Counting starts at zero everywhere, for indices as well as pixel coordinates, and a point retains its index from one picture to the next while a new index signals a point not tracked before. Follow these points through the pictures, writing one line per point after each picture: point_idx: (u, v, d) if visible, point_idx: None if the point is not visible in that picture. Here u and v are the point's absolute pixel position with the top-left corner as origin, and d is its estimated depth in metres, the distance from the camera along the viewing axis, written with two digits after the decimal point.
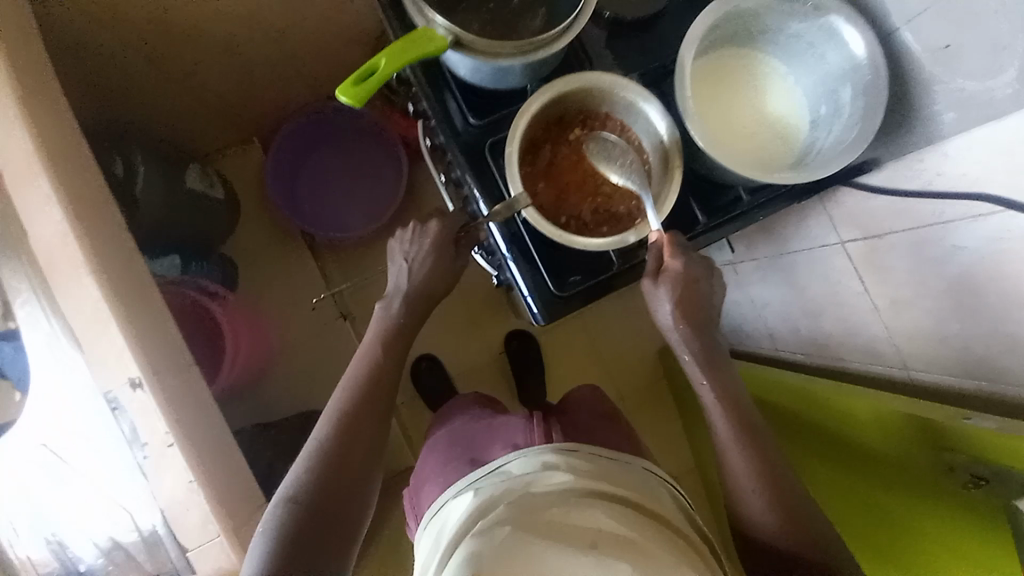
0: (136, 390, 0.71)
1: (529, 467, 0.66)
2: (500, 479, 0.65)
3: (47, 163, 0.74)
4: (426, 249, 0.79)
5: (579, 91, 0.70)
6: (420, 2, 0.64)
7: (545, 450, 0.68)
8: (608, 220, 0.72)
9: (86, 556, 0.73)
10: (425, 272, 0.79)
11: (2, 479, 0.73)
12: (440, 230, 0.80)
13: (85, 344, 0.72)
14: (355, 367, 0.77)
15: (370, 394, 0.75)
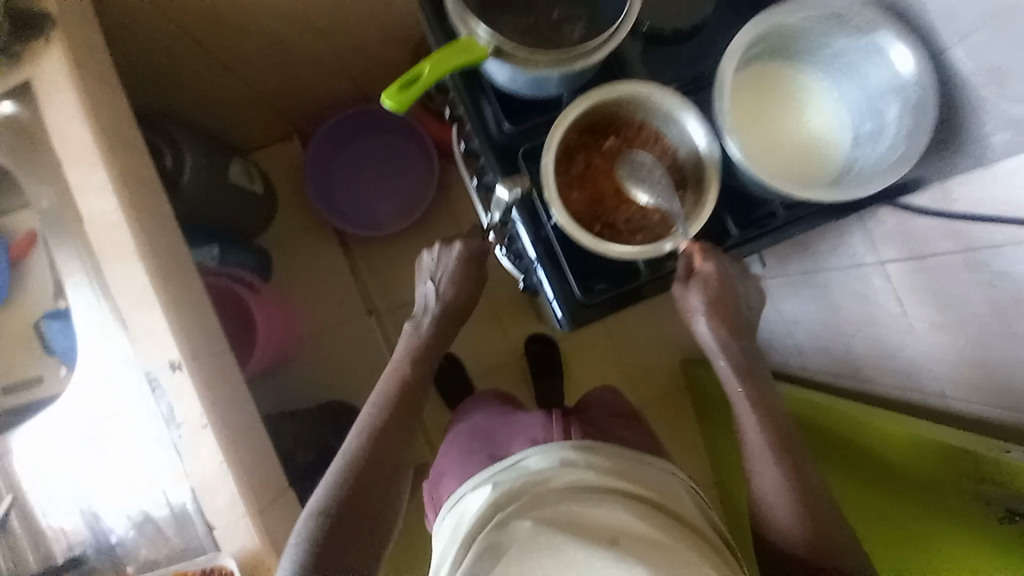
0: (176, 371, 0.74)
1: (548, 462, 0.66)
2: (519, 473, 0.66)
3: (105, 153, 0.78)
4: (454, 269, 0.81)
5: (616, 101, 0.71)
6: (463, 9, 0.65)
7: (565, 446, 0.69)
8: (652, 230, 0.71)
9: (121, 529, 0.77)
10: (447, 291, 0.80)
11: (51, 448, 0.78)
12: (465, 251, 0.81)
13: (132, 326, 0.76)
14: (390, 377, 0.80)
15: (400, 403, 0.78)
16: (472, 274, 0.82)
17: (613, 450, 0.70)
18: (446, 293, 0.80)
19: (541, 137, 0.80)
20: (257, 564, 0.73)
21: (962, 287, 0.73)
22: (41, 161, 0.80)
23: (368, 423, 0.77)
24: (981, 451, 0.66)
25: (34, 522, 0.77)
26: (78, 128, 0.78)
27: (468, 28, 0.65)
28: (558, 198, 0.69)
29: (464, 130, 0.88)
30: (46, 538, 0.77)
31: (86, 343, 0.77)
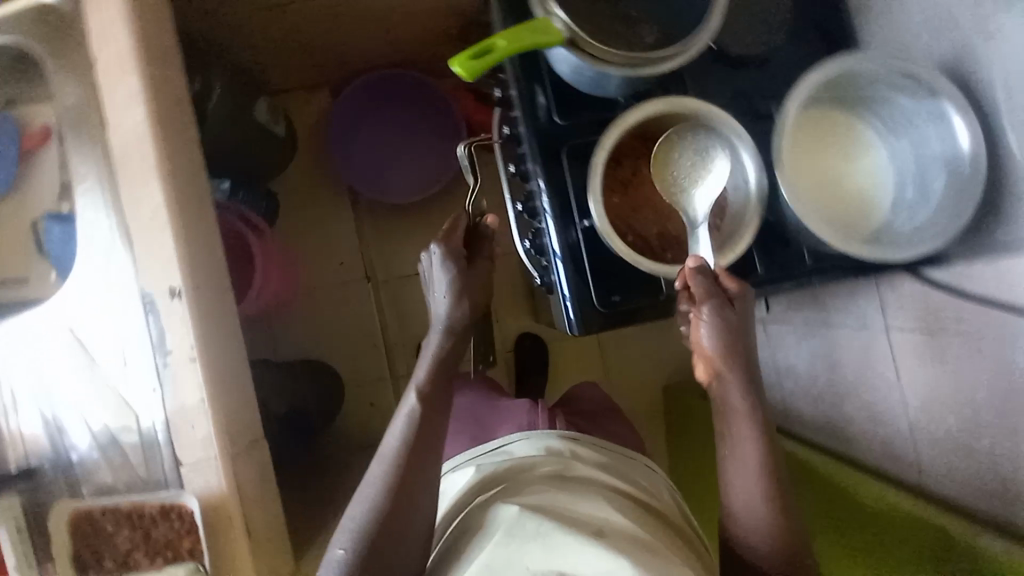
0: (174, 299, 0.72)
1: (533, 449, 0.71)
2: (503, 457, 0.71)
3: (142, 61, 0.75)
4: (470, 291, 0.75)
5: (674, 115, 0.70)
6: None
7: (551, 436, 0.73)
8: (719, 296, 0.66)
9: (85, 446, 0.73)
10: (460, 319, 0.75)
11: (30, 350, 0.76)
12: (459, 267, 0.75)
13: (137, 243, 0.73)
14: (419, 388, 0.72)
15: (425, 414, 0.71)
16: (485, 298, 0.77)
17: (599, 444, 0.75)
18: (462, 318, 0.75)
19: (588, 137, 0.78)
20: (218, 509, 0.69)
21: (964, 363, 0.75)
22: (79, 62, 0.78)
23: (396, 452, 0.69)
24: (964, 536, 0.69)
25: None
26: (117, 31, 0.75)
27: (544, 9, 0.64)
28: (599, 202, 0.68)
29: (512, 115, 0.86)
30: (7, 438, 0.75)
31: (90, 251, 0.75)
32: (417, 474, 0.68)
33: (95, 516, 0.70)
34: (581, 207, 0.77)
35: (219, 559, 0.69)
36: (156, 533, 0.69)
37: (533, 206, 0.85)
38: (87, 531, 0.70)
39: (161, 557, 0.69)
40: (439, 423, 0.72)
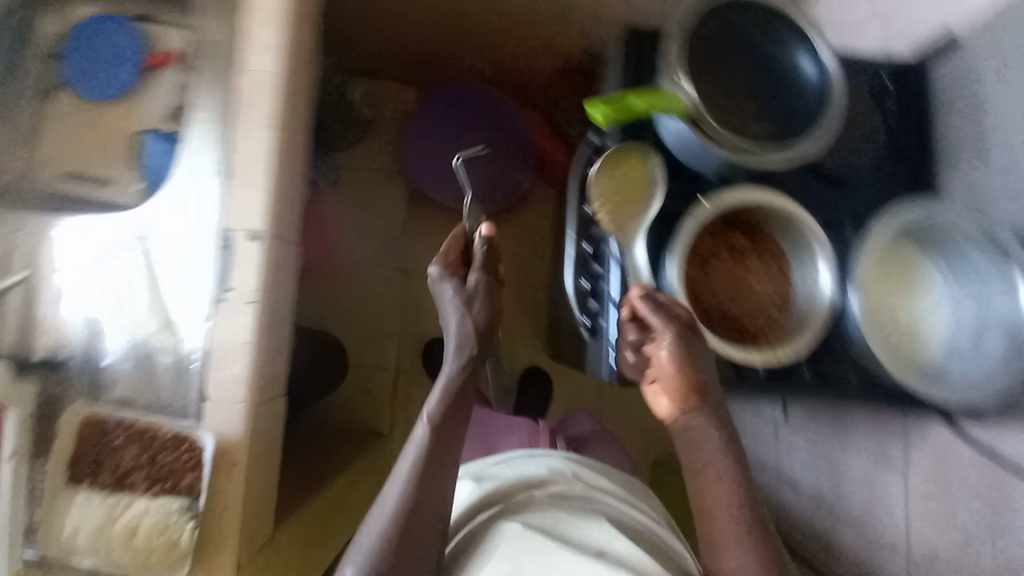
0: (247, 241, 0.74)
1: (534, 466, 0.79)
2: (505, 474, 0.78)
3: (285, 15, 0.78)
4: (479, 313, 0.74)
5: (764, 209, 0.72)
6: (676, 62, 0.67)
7: (550, 456, 0.81)
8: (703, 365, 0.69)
9: (118, 353, 0.73)
10: (468, 342, 0.74)
11: (92, 246, 0.77)
12: (480, 288, 0.75)
13: (232, 180, 0.75)
14: (438, 408, 0.73)
15: (438, 426, 0.72)
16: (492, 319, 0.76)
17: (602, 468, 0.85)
18: (473, 340, 0.74)
19: None
20: (229, 451, 0.69)
21: (967, 512, 0.78)
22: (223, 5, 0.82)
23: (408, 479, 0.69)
24: None
25: (37, 305, 0.75)
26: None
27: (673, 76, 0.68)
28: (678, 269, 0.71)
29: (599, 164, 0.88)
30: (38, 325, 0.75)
31: (183, 173, 0.78)
32: (437, 477, 0.71)
33: (106, 428, 0.69)
34: None
35: (214, 501, 0.68)
36: (162, 461, 0.67)
37: (600, 255, 0.86)
38: (93, 440, 0.68)
39: (160, 485, 0.67)
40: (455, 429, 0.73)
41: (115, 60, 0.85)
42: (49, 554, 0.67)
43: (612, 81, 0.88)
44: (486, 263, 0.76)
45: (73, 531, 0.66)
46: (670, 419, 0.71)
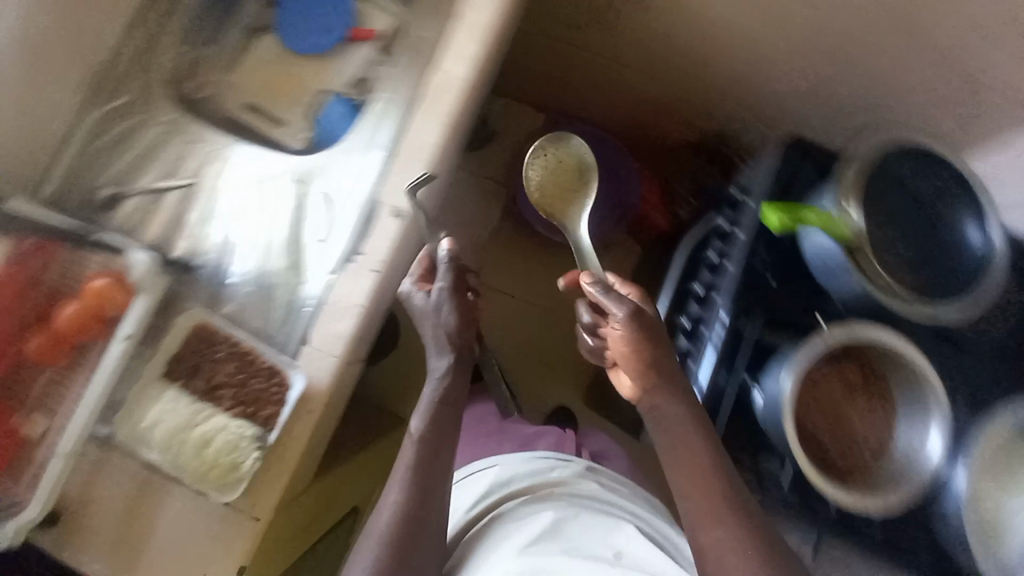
0: (391, 217, 0.77)
1: (551, 471, 0.91)
2: (524, 477, 0.90)
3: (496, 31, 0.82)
4: (448, 317, 0.87)
5: (895, 356, 0.71)
6: (847, 189, 0.70)
7: (566, 464, 0.93)
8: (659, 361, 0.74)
9: (247, 271, 0.78)
10: (442, 348, 0.89)
11: (249, 172, 0.82)
12: (456, 299, 0.87)
13: (396, 159, 0.79)
14: (425, 417, 0.86)
15: (430, 431, 0.84)
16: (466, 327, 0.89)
17: (615, 479, 0.95)
18: (446, 344, 0.88)
19: (791, 307, 0.81)
20: (314, 399, 0.72)
21: None
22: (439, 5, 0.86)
23: (413, 463, 0.81)
24: None
25: (185, 208, 0.80)
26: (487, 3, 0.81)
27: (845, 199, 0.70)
28: (791, 383, 0.70)
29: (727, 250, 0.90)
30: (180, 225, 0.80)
31: (356, 141, 0.84)
32: (433, 474, 0.81)
33: (215, 338, 0.72)
34: (747, 359, 0.80)
35: (282, 440, 0.71)
36: (252, 385, 0.71)
37: (703, 334, 0.87)
38: (199, 345, 0.72)
39: (243, 407, 0.70)
40: (441, 434, 0.84)
41: (325, 24, 0.91)
42: (120, 436, 0.69)
43: (762, 173, 0.88)
44: (450, 278, 0.86)
45: (153, 421, 0.68)
46: (634, 399, 0.79)
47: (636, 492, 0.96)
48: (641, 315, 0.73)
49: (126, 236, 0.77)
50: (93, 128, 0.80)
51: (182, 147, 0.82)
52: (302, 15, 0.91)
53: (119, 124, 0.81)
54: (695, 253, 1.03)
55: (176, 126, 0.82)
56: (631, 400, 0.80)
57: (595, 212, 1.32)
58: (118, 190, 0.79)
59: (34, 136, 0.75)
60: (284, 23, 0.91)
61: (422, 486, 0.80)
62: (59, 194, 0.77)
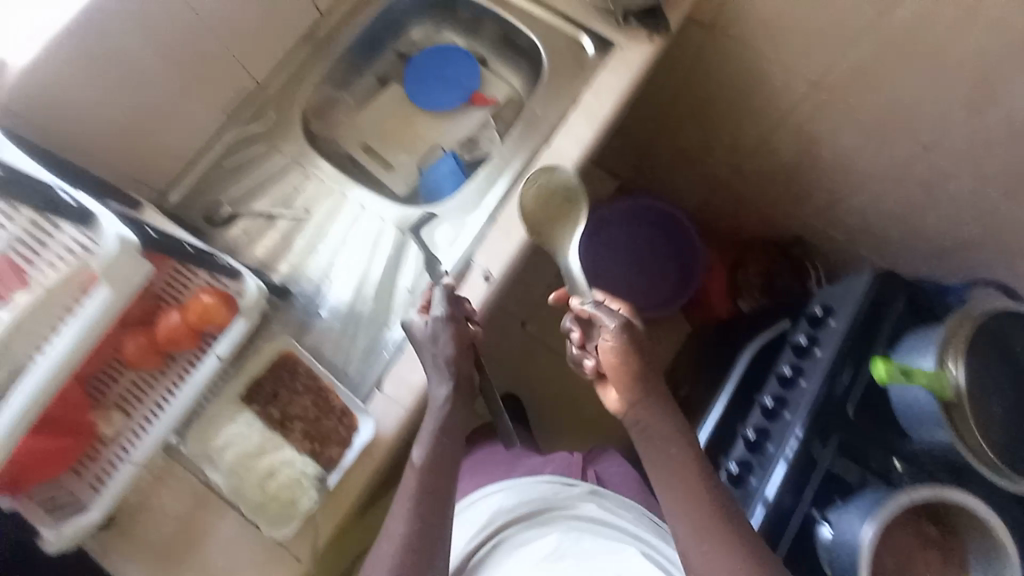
0: (483, 279, 0.79)
1: (553, 491, 0.87)
2: (528, 500, 0.85)
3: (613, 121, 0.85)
4: (446, 346, 0.70)
5: (977, 527, 0.70)
6: (952, 348, 0.70)
7: (570, 485, 0.89)
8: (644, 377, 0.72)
9: (341, 307, 0.81)
10: (441, 376, 0.70)
11: (353, 210, 0.85)
12: (458, 332, 0.71)
13: (497, 222, 0.81)
14: (426, 448, 0.69)
15: (434, 467, 0.69)
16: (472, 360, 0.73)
17: (620, 498, 0.90)
18: (445, 373, 0.70)
19: (866, 444, 0.80)
20: (377, 447, 0.71)
21: None
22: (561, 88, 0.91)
23: (415, 488, 0.68)
24: None
25: (292, 234, 0.84)
26: (609, 96, 0.86)
27: (948, 356, 0.70)
28: (874, 534, 0.68)
29: (803, 368, 0.88)
30: (283, 249, 0.83)
31: (461, 200, 0.86)
32: (441, 518, 0.67)
33: (297, 369, 0.74)
34: (816, 487, 0.79)
35: (340, 484, 0.70)
36: (324, 423, 0.71)
37: (769, 450, 0.84)
38: (282, 373, 0.74)
39: (312, 443, 0.70)
40: (449, 475, 0.69)
41: (449, 92, 0.99)
42: (188, 450, 0.70)
43: (852, 297, 0.88)
44: (450, 306, 0.72)
45: (225, 443, 0.70)
46: (621, 412, 0.76)
47: (638, 510, 0.89)
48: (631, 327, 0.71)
49: (238, 256, 0.82)
50: (226, 149, 0.85)
51: (300, 179, 0.87)
52: (429, 78, 0.99)
53: (249, 150, 0.86)
54: (759, 363, 1.03)
55: (302, 160, 0.87)
56: (621, 414, 0.76)
57: (658, 296, 1.47)
58: (235, 210, 0.84)
59: (173, 150, 0.80)
60: (409, 82, 0.98)
61: (427, 531, 0.66)
62: (182, 206, 0.83)
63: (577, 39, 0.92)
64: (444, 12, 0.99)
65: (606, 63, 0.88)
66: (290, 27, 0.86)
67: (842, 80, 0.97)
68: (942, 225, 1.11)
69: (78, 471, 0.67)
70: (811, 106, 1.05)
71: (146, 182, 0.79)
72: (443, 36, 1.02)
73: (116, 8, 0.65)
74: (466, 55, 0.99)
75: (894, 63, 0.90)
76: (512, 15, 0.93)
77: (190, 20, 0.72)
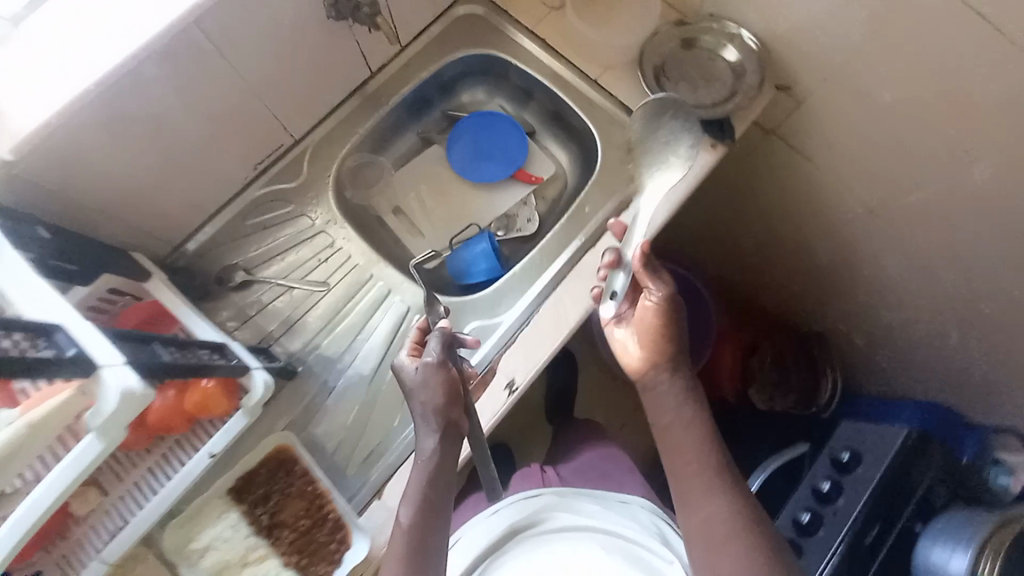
0: (505, 390, 0.74)
1: (522, 510, 0.80)
2: (501, 526, 0.79)
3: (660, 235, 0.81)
4: (436, 393, 0.63)
5: None
6: (986, 551, 0.69)
7: (535, 496, 0.82)
8: (681, 358, 0.73)
9: (351, 397, 0.75)
10: (427, 427, 0.63)
11: (370, 288, 0.79)
12: (449, 378, 0.64)
13: (527, 329, 0.77)
14: (415, 503, 0.60)
15: (424, 520, 0.59)
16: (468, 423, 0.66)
17: (584, 493, 0.83)
18: (432, 421, 0.63)
19: None
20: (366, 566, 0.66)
21: None
22: (613, 183, 0.86)
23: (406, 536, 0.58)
24: None
25: (303, 305, 0.78)
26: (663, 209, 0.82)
27: (982, 560, 0.69)
28: None
29: (823, 515, 0.83)
30: (292, 321, 0.77)
31: (493, 296, 0.84)
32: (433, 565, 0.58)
33: (294, 468, 0.69)
34: None
35: None
36: (315, 536, 0.65)
37: None
38: (278, 470, 0.69)
39: (298, 557, 0.65)
40: (443, 531, 0.60)
41: (493, 164, 0.94)
42: (165, 545, 0.65)
43: (882, 448, 0.85)
44: (441, 350, 0.66)
45: (204, 546, 0.64)
46: (640, 376, 0.74)
47: (605, 500, 0.83)
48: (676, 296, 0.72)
49: (248, 327, 0.76)
50: (250, 205, 0.79)
51: (325, 247, 0.81)
52: (472, 144, 0.94)
53: (274, 209, 0.80)
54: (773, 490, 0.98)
55: (329, 225, 0.81)
56: (636, 376, 0.75)
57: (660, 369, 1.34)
58: (250, 274, 0.78)
59: (198, 204, 0.75)
60: (449, 143, 0.94)
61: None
62: (194, 262, 0.77)
63: None
64: (497, 80, 0.95)
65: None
66: (336, 85, 0.81)
67: (900, 212, 0.93)
68: (972, 369, 1.07)
69: (46, 548, 0.60)
70: (861, 230, 1.01)
71: (161, 237, 0.73)
72: (493, 105, 0.97)
73: (159, 74, 0.59)
74: (516, 127, 0.94)
75: (956, 208, 0.86)
76: (571, 98, 0.89)
77: (233, 81, 0.67)
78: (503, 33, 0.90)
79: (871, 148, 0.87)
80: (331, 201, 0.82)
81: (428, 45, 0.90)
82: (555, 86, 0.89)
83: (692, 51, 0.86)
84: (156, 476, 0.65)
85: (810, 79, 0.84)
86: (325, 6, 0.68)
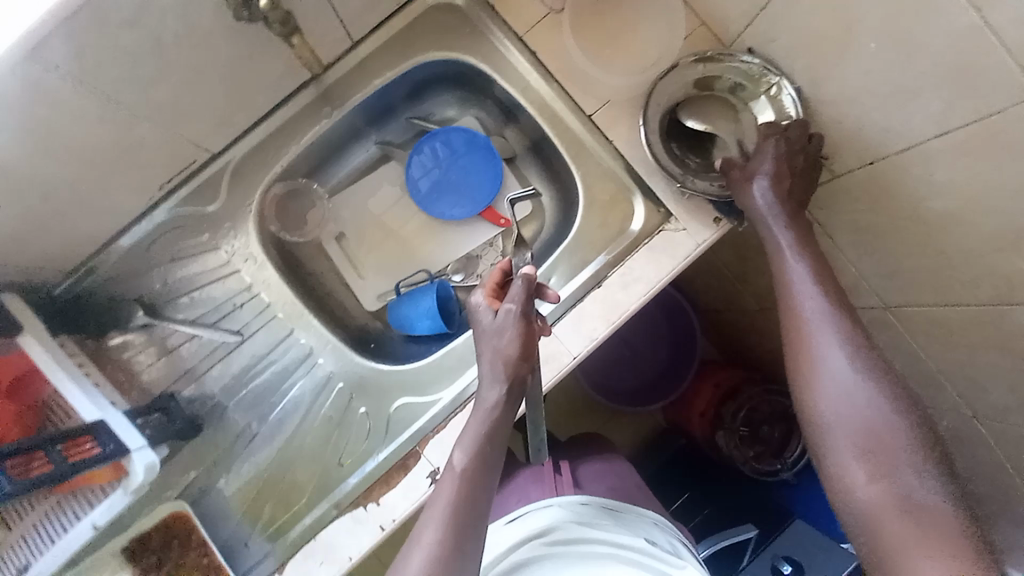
0: (427, 480, 0.63)
1: (535, 523, 0.62)
2: (509, 544, 0.61)
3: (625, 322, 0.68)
4: (510, 344, 0.55)
5: None
6: None
7: (549, 506, 0.65)
8: (800, 199, 0.62)
9: (257, 457, 0.72)
10: (493, 376, 0.55)
11: (294, 340, 0.76)
12: (530, 313, 0.56)
13: (459, 407, 0.66)
14: (469, 455, 0.52)
15: (475, 475, 0.51)
16: (515, 410, 0.56)
17: (603, 505, 0.66)
18: (501, 373, 0.55)
19: None
20: None
21: None
22: (588, 247, 0.72)
23: (459, 479, 0.51)
24: None
25: (213, 348, 0.75)
26: (638, 292, 0.68)
27: None
28: None
29: None
30: (203, 365, 0.75)
31: (425, 363, 0.70)
32: (478, 522, 0.49)
33: (189, 538, 0.65)
34: None
35: None
36: None
37: None
38: (172, 539, 0.65)
39: None
40: (493, 491, 0.52)
41: (463, 189, 0.80)
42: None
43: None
44: (525, 297, 0.56)
45: None
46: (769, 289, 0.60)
47: (621, 516, 0.66)
48: (785, 145, 0.60)
49: (154, 368, 0.73)
50: (155, 233, 0.71)
51: (240, 290, 0.76)
52: (452, 145, 0.79)
53: (182, 238, 0.73)
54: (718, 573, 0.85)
55: (246, 263, 0.76)
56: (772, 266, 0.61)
57: (633, 396, 1.14)
58: (152, 315, 0.73)
59: (91, 232, 0.66)
60: (423, 138, 0.79)
61: (462, 551, 0.47)
62: (88, 292, 0.70)
63: (624, 191, 0.71)
64: (474, 91, 0.78)
65: (646, 242, 0.69)
66: (257, 93, 0.67)
67: None
68: None
69: None
70: None
71: (42, 272, 0.65)
72: (467, 118, 0.81)
73: None
74: (490, 151, 0.79)
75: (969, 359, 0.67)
76: (554, 132, 0.72)
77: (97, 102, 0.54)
78: (486, 36, 0.71)
79: (883, 279, 0.69)
80: (250, 236, 0.75)
81: (388, 42, 0.71)
82: (539, 116, 0.72)
83: (706, 94, 0.67)
84: (51, 524, 0.60)
85: (851, 157, 0.60)
86: (230, 7, 0.55)
